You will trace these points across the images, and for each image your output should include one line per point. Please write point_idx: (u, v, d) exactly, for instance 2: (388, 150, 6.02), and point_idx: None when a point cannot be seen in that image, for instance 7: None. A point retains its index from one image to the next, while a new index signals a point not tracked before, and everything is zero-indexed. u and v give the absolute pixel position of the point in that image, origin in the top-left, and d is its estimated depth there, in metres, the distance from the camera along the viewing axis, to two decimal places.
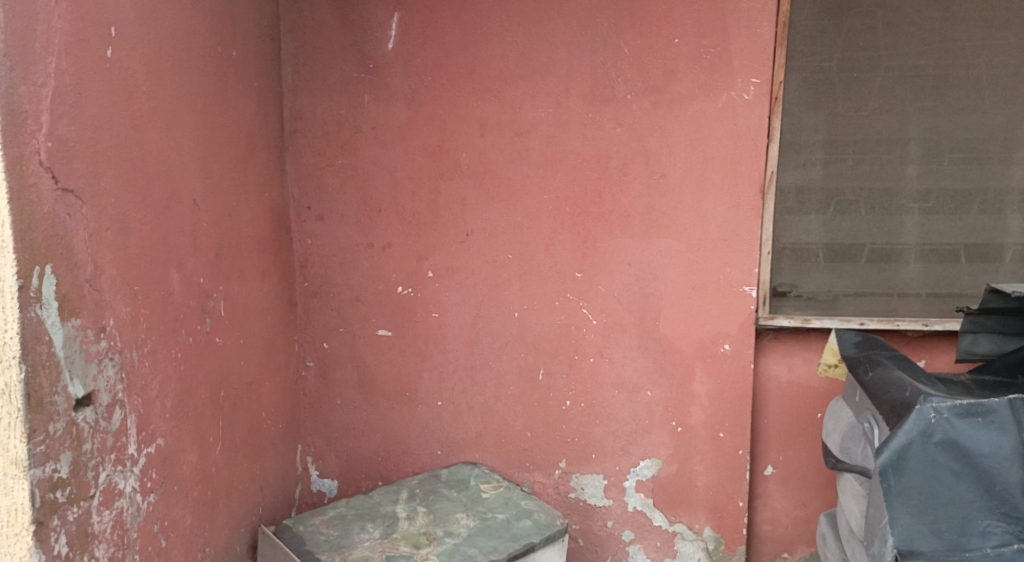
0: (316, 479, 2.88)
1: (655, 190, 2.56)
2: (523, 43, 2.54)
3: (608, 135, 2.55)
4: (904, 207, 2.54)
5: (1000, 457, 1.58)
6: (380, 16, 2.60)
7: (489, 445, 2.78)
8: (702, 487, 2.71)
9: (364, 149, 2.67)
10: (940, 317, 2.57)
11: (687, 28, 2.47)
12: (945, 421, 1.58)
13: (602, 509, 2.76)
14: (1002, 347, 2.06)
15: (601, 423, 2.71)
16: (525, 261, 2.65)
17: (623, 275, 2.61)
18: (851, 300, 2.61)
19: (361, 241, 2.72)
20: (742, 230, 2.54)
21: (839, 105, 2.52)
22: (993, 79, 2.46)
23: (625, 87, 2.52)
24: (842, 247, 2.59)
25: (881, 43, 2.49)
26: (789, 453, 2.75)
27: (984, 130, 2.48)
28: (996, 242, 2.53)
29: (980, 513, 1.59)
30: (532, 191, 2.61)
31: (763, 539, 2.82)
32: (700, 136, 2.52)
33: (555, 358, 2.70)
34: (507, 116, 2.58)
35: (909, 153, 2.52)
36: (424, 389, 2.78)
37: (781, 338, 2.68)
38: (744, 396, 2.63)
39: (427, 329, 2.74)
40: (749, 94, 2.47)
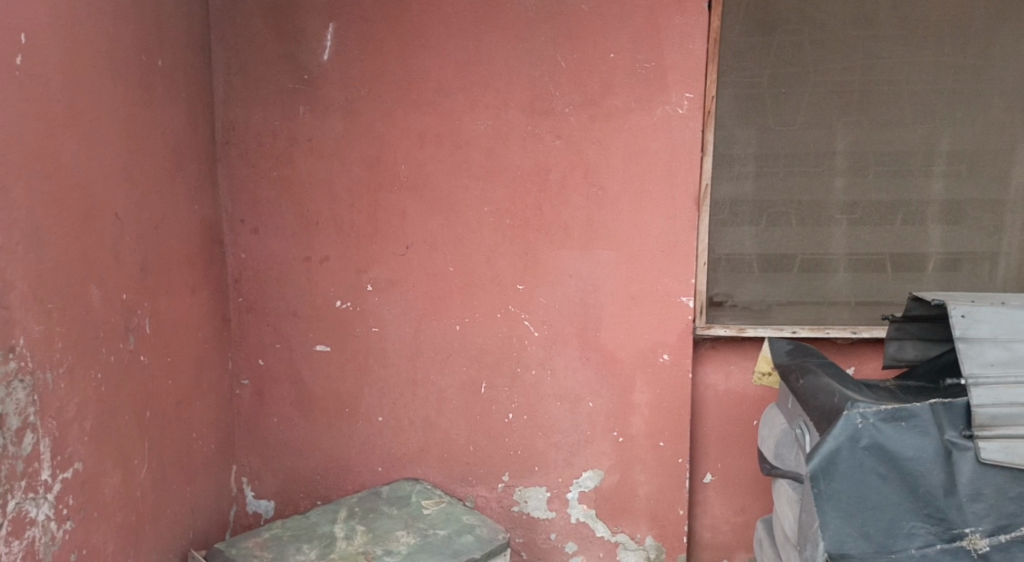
0: (252, 500, 2.81)
1: (594, 202, 2.58)
2: (461, 56, 2.54)
3: (547, 148, 2.57)
4: (833, 218, 2.62)
5: (922, 459, 1.63)
6: (315, 27, 2.57)
7: (431, 460, 2.75)
8: (644, 496, 2.72)
9: (300, 161, 2.62)
10: (867, 324, 2.65)
11: (622, 43, 2.51)
12: (871, 426, 1.62)
13: (545, 521, 2.76)
14: (926, 352, 2.14)
15: (544, 435, 2.71)
16: (466, 273, 2.64)
17: (564, 287, 2.62)
18: (784, 309, 2.67)
19: (298, 254, 2.67)
20: (679, 241, 2.58)
21: (770, 119, 2.59)
22: (913, 95, 2.55)
23: (563, 100, 2.54)
24: (775, 257, 2.65)
25: (807, 59, 2.56)
26: (727, 460, 2.79)
27: (906, 144, 2.58)
28: (919, 252, 2.62)
29: (905, 515, 1.63)
30: (472, 204, 2.61)
31: (703, 546, 2.85)
32: (636, 149, 2.55)
33: (498, 371, 2.69)
34: (446, 128, 2.58)
35: (836, 166, 2.59)
36: (364, 405, 2.74)
37: (718, 347, 2.73)
38: (683, 405, 2.67)
39: (367, 344, 2.70)
40: (683, 108, 2.52)
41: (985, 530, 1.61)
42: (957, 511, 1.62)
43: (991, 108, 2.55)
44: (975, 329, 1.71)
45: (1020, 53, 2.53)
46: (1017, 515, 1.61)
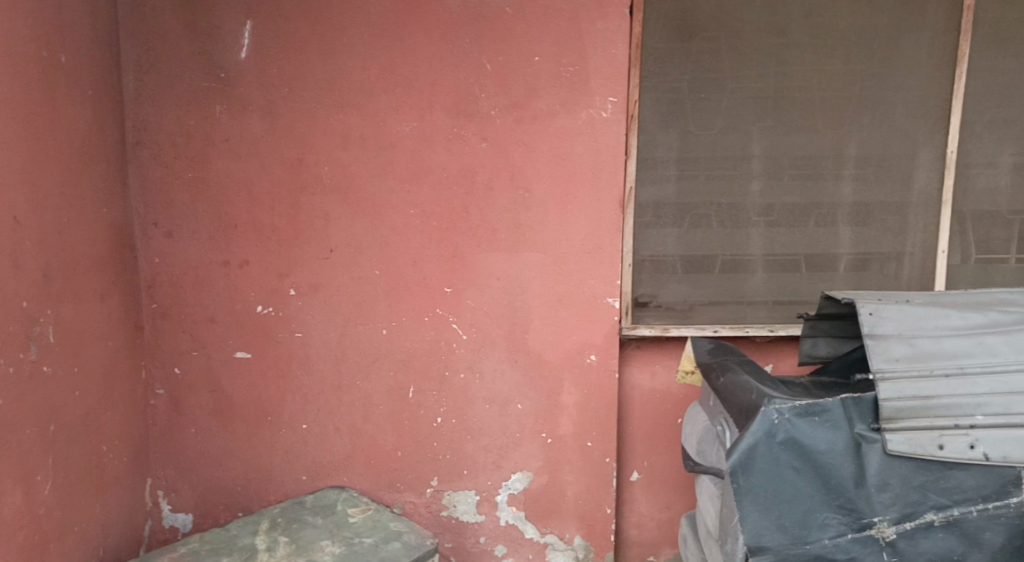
0: (168, 514, 2.71)
1: (520, 205, 2.59)
2: (385, 56, 2.51)
3: (473, 150, 2.56)
4: (750, 221, 2.70)
5: (834, 452, 1.68)
6: (232, 25, 2.49)
7: (357, 467, 2.70)
8: (572, 496, 2.75)
9: (217, 163, 2.54)
10: (784, 322, 2.74)
11: (546, 47, 2.52)
12: (786, 422, 1.68)
13: (474, 525, 2.75)
14: (838, 349, 2.22)
15: (472, 438, 2.70)
16: (392, 277, 2.61)
17: (492, 289, 2.62)
18: (706, 309, 2.74)
19: (215, 258, 2.59)
20: (604, 244, 2.61)
21: (690, 124, 2.65)
22: (823, 101, 2.65)
23: (488, 102, 2.54)
24: (696, 258, 2.71)
25: (725, 66, 2.63)
26: (652, 459, 2.84)
27: (818, 149, 2.67)
28: (831, 252, 2.72)
29: (819, 507, 1.68)
30: (397, 206, 2.58)
31: (631, 544, 2.90)
32: (562, 151, 2.57)
33: (425, 375, 2.66)
34: (370, 129, 2.54)
35: (753, 170, 2.67)
36: (287, 412, 2.67)
37: (643, 347, 2.77)
38: (610, 406, 2.70)
39: (290, 350, 2.64)
40: (607, 112, 2.55)
41: (891, 518, 1.65)
42: (865, 501, 1.67)
43: (895, 115, 2.66)
44: (881, 326, 1.81)
45: (921, 62, 2.64)
46: (921, 503, 1.65)
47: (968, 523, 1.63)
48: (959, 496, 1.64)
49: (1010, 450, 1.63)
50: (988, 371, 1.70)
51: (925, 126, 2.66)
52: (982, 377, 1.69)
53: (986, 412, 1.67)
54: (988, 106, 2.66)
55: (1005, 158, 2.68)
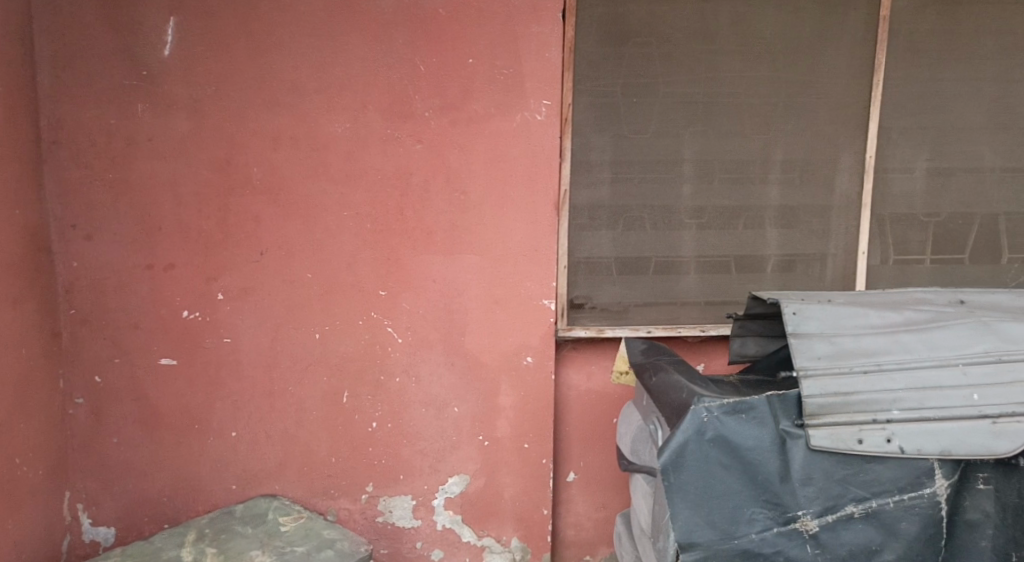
0: (89, 528, 2.61)
1: (456, 208, 2.58)
2: (317, 56, 2.47)
3: (408, 152, 2.54)
4: (682, 223, 2.75)
5: (761, 448, 1.72)
6: (155, 21, 2.42)
7: (290, 475, 2.65)
8: (509, 498, 2.75)
9: (140, 163, 2.46)
10: (715, 322, 2.81)
11: (481, 49, 2.52)
12: (715, 419, 1.72)
13: (410, 530, 2.72)
14: (766, 348, 2.29)
15: (408, 443, 2.68)
16: (325, 280, 2.57)
17: (427, 291, 2.60)
18: (640, 310, 2.78)
19: (139, 262, 2.50)
20: (539, 246, 2.62)
21: (623, 128, 2.69)
22: (750, 107, 2.72)
23: (423, 104, 2.52)
24: (630, 260, 2.75)
25: (656, 71, 2.67)
26: (589, 459, 2.86)
27: (745, 154, 2.74)
28: (759, 253, 2.80)
29: (746, 502, 1.72)
30: (330, 208, 2.54)
31: (567, 544, 2.92)
32: (497, 154, 2.57)
33: (360, 380, 2.63)
34: (301, 130, 2.50)
35: (684, 174, 2.73)
36: (216, 419, 2.60)
37: (579, 348, 2.80)
38: (546, 407, 2.71)
39: (219, 355, 2.57)
40: (541, 115, 2.56)
41: (815, 511, 1.70)
42: (790, 495, 1.71)
43: (818, 121, 2.75)
44: (805, 325, 1.86)
45: (841, 70, 2.73)
46: (842, 496, 1.71)
47: (885, 513, 1.69)
48: (878, 488, 1.70)
49: (923, 443, 1.69)
50: (904, 368, 1.77)
51: (846, 132, 2.76)
52: (898, 373, 1.76)
53: (901, 407, 1.73)
54: (905, 113, 2.77)
55: (921, 163, 2.80)
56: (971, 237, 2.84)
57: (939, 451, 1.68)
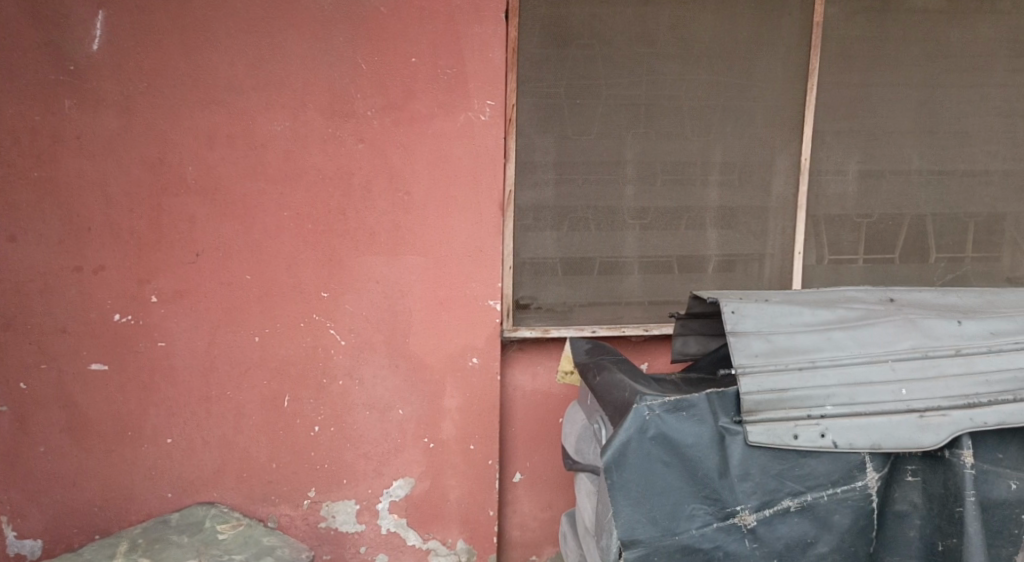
0: (14, 541, 2.52)
1: (399, 208, 2.55)
2: (253, 53, 2.42)
3: (349, 151, 2.50)
4: (625, 224, 2.78)
5: (700, 445, 1.74)
6: (82, 14, 2.33)
7: (229, 481, 2.59)
8: (454, 500, 2.73)
9: (67, 161, 2.37)
10: (658, 322, 2.84)
11: (423, 48, 2.50)
12: (656, 417, 1.73)
13: (354, 535, 2.69)
14: (707, 346, 2.33)
15: (352, 446, 2.64)
16: (264, 281, 2.52)
17: (370, 292, 2.57)
18: (584, 310, 2.80)
19: (67, 264, 2.41)
20: (484, 247, 2.61)
21: (566, 129, 2.70)
22: (691, 109, 2.76)
23: (364, 103, 2.49)
24: (575, 260, 2.77)
25: (599, 73, 2.69)
26: (535, 459, 2.87)
27: (686, 155, 2.79)
28: (699, 254, 2.84)
29: (686, 498, 1.74)
30: (269, 208, 2.49)
31: (513, 545, 2.92)
32: (440, 154, 2.55)
33: (301, 383, 2.58)
34: (238, 128, 2.44)
35: (626, 175, 2.75)
36: (150, 426, 2.52)
37: (524, 349, 2.80)
38: (491, 409, 2.71)
39: (153, 360, 2.50)
40: (485, 115, 2.56)
41: (752, 506, 1.73)
42: (729, 490, 1.73)
43: (754, 124, 2.81)
44: (742, 324, 1.91)
45: (777, 74, 2.79)
46: (779, 490, 1.73)
47: (819, 506, 1.73)
48: (813, 482, 1.74)
49: (855, 438, 1.72)
50: (836, 364, 1.82)
51: (782, 135, 2.83)
52: (831, 370, 1.81)
53: (834, 402, 1.77)
54: (837, 117, 2.85)
55: (852, 165, 2.88)
56: (900, 237, 2.93)
57: (870, 445, 1.72)
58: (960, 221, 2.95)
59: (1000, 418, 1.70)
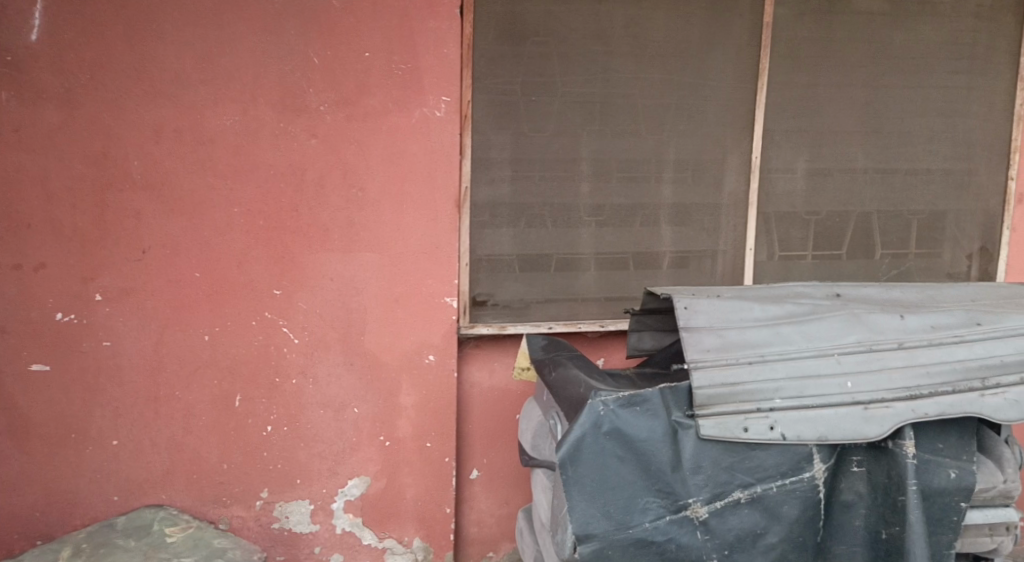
0: None
1: (354, 204, 2.52)
2: (202, 46, 2.36)
3: (301, 147, 2.47)
4: (581, 220, 2.79)
5: (653, 439, 1.76)
6: (20, 4, 2.26)
7: (178, 483, 2.53)
8: (411, 499, 2.71)
9: (5, 156, 2.30)
10: (614, 317, 2.87)
11: (376, 43, 2.47)
12: (611, 413, 1.75)
13: (308, 535, 2.65)
14: (662, 341, 2.36)
15: (306, 446, 2.60)
16: (214, 279, 2.47)
17: (324, 290, 2.54)
18: (541, 306, 2.80)
19: (6, 261, 2.34)
20: (440, 243, 2.60)
21: (522, 126, 2.70)
22: (645, 108, 2.79)
23: (316, 98, 2.46)
24: (531, 257, 2.77)
25: (554, 70, 2.70)
26: (492, 456, 2.87)
27: (641, 153, 2.81)
28: (654, 250, 2.87)
29: (640, 492, 1.75)
30: (219, 204, 2.44)
31: (470, 541, 2.91)
32: (395, 150, 2.53)
33: (253, 383, 2.54)
34: (186, 123, 2.39)
35: (581, 173, 2.77)
36: (95, 428, 2.46)
37: (481, 346, 2.79)
38: (448, 406, 2.70)
39: (97, 360, 2.43)
40: (440, 111, 2.54)
41: (704, 498, 1.75)
42: (681, 483, 1.75)
43: (707, 122, 2.84)
44: (694, 319, 1.94)
45: (729, 73, 2.83)
46: (729, 483, 1.76)
47: (768, 498, 1.76)
48: (762, 474, 1.77)
49: (803, 430, 1.76)
50: (784, 358, 1.85)
51: (733, 133, 2.87)
52: (780, 364, 1.84)
53: (783, 395, 1.80)
54: (787, 116, 2.90)
55: (801, 164, 2.94)
56: (847, 233, 3.00)
57: (816, 437, 1.75)
58: (903, 218, 3.03)
59: (940, 409, 1.76)
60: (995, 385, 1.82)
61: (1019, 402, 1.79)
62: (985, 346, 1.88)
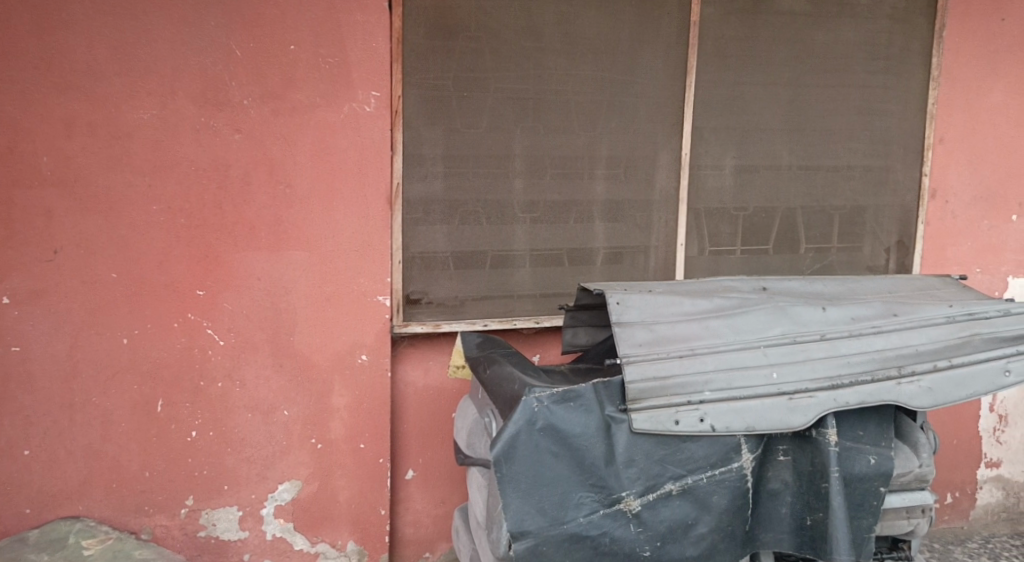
0: None
1: (281, 201, 2.46)
2: (115, 36, 2.26)
3: (225, 142, 2.39)
4: (515, 217, 2.78)
5: (587, 434, 1.76)
6: None
7: (96, 494, 2.42)
8: (345, 501, 2.66)
9: None
10: (549, 314, 2.87)
11: (302, 36, 2.41)
12: (545, 409, 1.74)
13: (237, 542, 2.57)
14: (596, 337, 2.37)
15: (233, 451, 2.52)
16: (132, 279, 2.37)
17: (251, 290, 2.47)
18: (476, 304, 2.79)
19: None
20: (372, 241, 2.56)
21: (454, 122, 2.67)
22: (577, 104, 2.80)
23: (240, 91, 2.38)
24: (465, 254, 2.74)
25: (486, 66, 2.67)
26: (427, 455, 2.84)
27: (573, 150, 2.82)
28: (588, 246, 2.88)
29: (574, 487, 1.74)
30: (137, 201, 2.34)
31: (406, 542, 2.88)
32: (324, 146, 2.48)
33: (176, 387, 2.45)
34: (100, 116, 2.28)
35: (514, 169, 2.76)
36: (5, 438, 2.33)
37: (416, 345, 2.76)
38: (381, 406, 2.66)
39: (5, 367, 2.30)
40: (370, 107, 2.50)
41: (637, 491, 1.76)
42: (614, 477, 1.76)
43: (638, 119, 2.87)
44: (626, 314, 1.96)
45: (658, 71, 2.87)
46: (661, 475, 1.77)
47: (699, 488, 1.78)
48: (693, 465, 1.79)
49: (731, 421, 1.79)
50: (713, 351, 1.88)
51: (663, 130, 2.91)
52: (708, 357, 1.87)
53: (712, 388, 1.83)
54: (715, 114, 2.95)
55: (729, 161, 3.00)
56: (773, 228, 3.08)
57: (744, 428, 1.78)
58: (826, 213, 3.13)
59: (860, 398, 1.82)
60: (911, 373, 1.88)
61: (932, 389, 1.86)
62: (900, 336, 1.95)
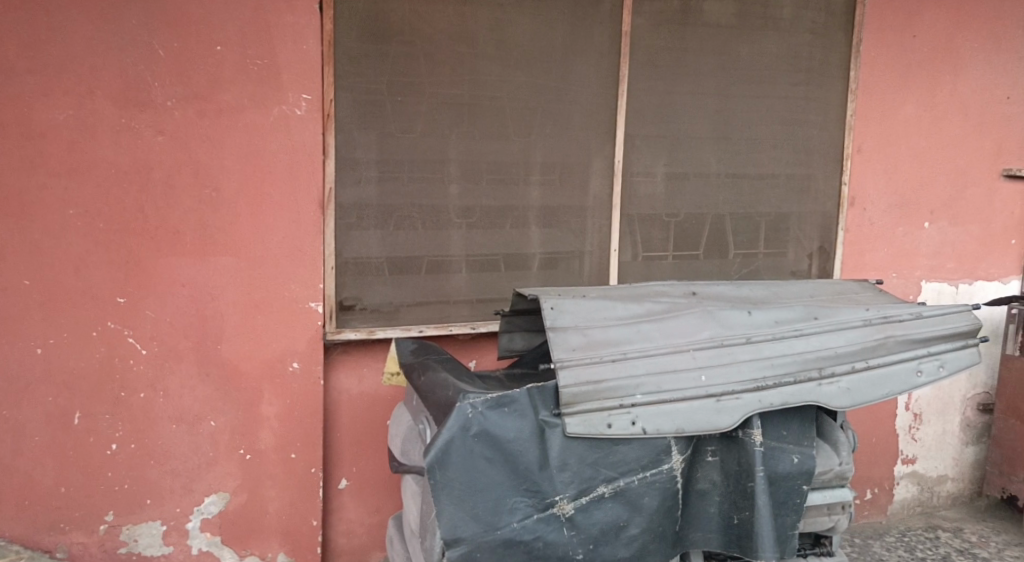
0: None
1: (208, 206, 2.39)
2: (29, 33, 2.18)
3: (147, 144, 2.31)
4: (450, 222, 2.77)
5: (521, 439, 1.76)
6: None
7: (7, 510, 2.33)
8: (274, 513, 2.60)
9: None
10: (484, 319, 2.87)
11: (230, 36, 2.35)
12: (479, 414, 1.74)
13: (160, 558, 2.49)
14: (532, 342, 2.38)
15: (157, 463, 2.44)
16: (47, 286, 2.28)
17: (176, 297, 2.39)
18: (410, 310, 2.76)
19: None
20: (304, 246, 2.51)
21: (388, 126, 2.64)
22: (511, 110, 2.81)
23: (163, 92, 2.31)
24: (399, 260, 2.72)
25: (420, 70, 2.66)
26: (361, 463, 2.80)
27: (508, 156, 2.83)
28: (523, 252, 2.89)
29: (508, 492, 1.74)
30: (52, 205, 2.25)
31: (340, 553, 2.83)
32: (253, 149, 2.42)
33: (95, 398, 2.36)
34: (11, 116, 2.19)
35: (449, 174, 2.75)
36: None
37: (349, 351, 2.72)
38: (314, 414, 2.60)
39: None
40: (301, 110, 2.46)
41: (570, 495, 1.78)
42: (548, 481, 1.77)
43: (571, 126, 2.90)
44: (560, 319, 1.98)
45: (590, 79, 2.90)
46: (593, 478, 1.80)
47: (630, 490, 1.81)
48: (625, 467, 1.82)
49: (662, 423, 1.82)
50: (645, 355, 1.91)
51: (596, 137, 2.94)
52: (640, 360, 1.90)
53: (644, 391, 1.85)
54: (646, 122, 3.01)
55: (660, 168, 3.06)
56: (703, 235, 3.15)
57: (674, 429, 1.82)
58: (753, 220, 3.22)
59: (783, 398, 1.88)
60: (831, 374, 1.96)
61: (850, 390, 1.94)
62: (821, 338, 2.02)
